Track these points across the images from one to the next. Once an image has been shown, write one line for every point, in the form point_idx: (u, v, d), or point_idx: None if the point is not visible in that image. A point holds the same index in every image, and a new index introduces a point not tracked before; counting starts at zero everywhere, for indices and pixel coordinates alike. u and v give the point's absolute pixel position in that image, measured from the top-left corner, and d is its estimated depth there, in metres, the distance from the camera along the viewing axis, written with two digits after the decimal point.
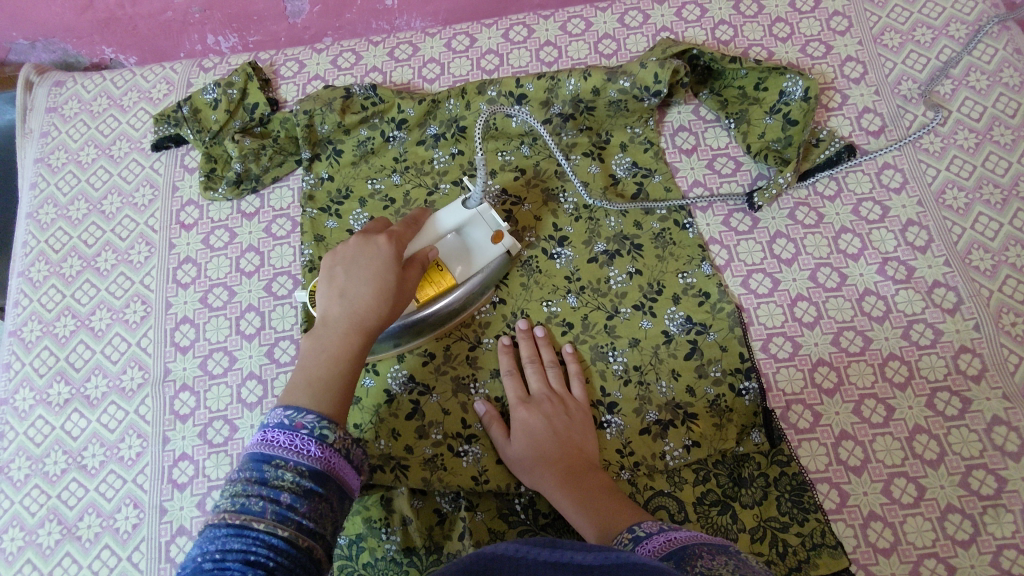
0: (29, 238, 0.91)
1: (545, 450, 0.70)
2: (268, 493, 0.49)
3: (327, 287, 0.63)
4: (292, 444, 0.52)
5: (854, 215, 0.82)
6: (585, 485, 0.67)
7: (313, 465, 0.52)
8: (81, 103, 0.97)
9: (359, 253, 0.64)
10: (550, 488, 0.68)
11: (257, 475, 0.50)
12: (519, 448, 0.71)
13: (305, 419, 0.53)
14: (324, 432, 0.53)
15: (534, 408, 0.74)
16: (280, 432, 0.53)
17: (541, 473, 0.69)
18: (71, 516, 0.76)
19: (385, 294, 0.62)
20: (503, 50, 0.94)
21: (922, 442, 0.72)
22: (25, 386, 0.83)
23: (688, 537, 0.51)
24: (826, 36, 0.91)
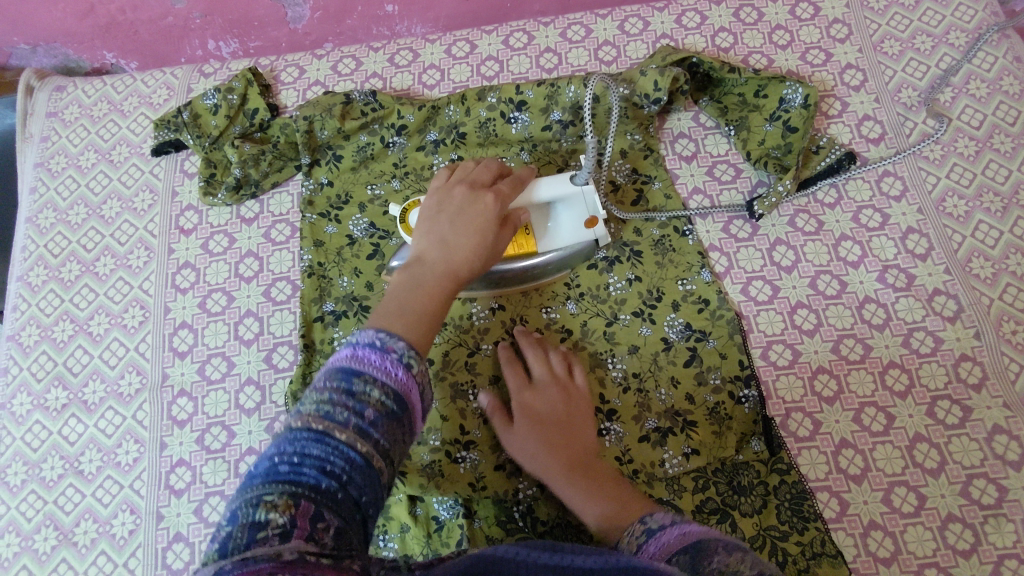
0: (29, 242, 0.91)
1: (554, 432, 0.69)
2: (353, 406, 0.46)
3: (428, 232, 0.64)
4: (382, 364, 0.48)
5: (854, 222, 0.82)
6: (588, 466, 0.66)
7: (395, 387, 0.48)
8: (81, 108, 0.97)
9: (465, 205, 0.65)
10: (552, 469, 0.67)
11: (345, 386, 0.46)
12: (524, 430, 0.70)
13: (397, 343, 0.50)
14: (410, 359, 0.50)
15: (539, 393, 0.73)
16: (370, 349, 0.49)
17: (545, 452, 0.68)
18: (68, 522, 0.76)
19: (483, 246, 0.63)
20: (504, 57, 0.94)
21: (922, 451, 0.72)
22: (22, 391, 0.82)
23: (700, 538, 0.50)
24: (826, 44, 0.91)
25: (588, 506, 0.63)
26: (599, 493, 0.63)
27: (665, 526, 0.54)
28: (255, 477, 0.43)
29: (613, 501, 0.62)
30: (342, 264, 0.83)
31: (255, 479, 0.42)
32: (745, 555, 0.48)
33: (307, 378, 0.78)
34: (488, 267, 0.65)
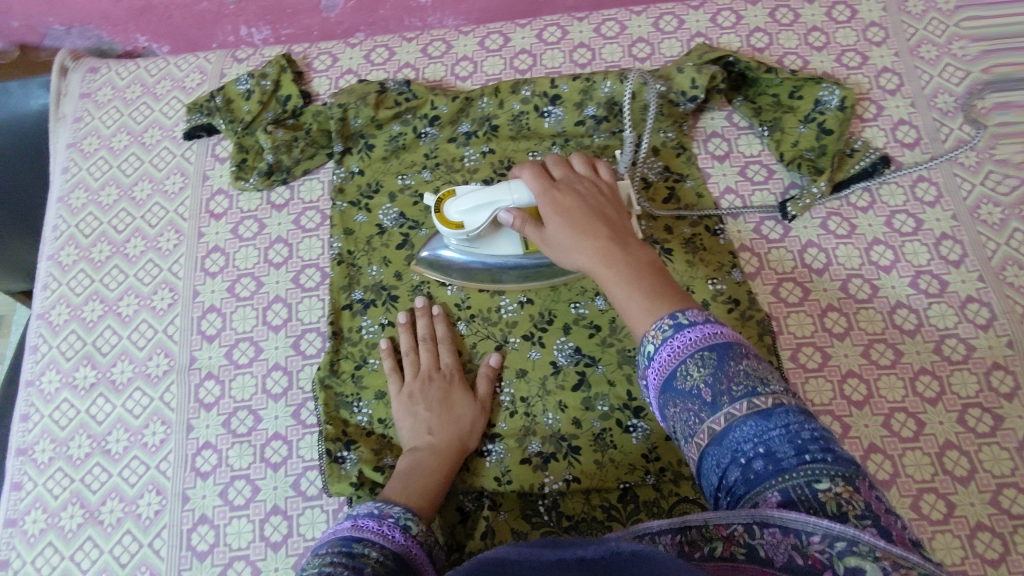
0: (60, 222, 0.91)
1: (576, 215, 0.63)
2: (352, 563, 0.49)
3: (409, 411, 0.73)
4: (380, 529, 0.56)
5: (887, 227, 0.82)
6: (625, 257, 0.58)
7: (396, 547, 0.55)
8: (114, 90, 0.98)
9: (433, 361, 0.76)
10: (586, 250, 0.60)
11: (344, 550, 0.51)
12: (553, 233, 0.63)
13: (393, 509, 0.59)
14: (407, 522, 0.58)
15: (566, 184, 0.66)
16: (370, 519, 0.57)
17: (575, 242, 0.61)
18: (94, 500, 0.76)
19: (463, 401, 0.73)
20: (537, 51, 0.94)
21: (952, 458, 0.71)
22: (52, 369, 0.83)
23: (726, 348, 0.47)
24: (863, 46, 0.91)
25: (640, 323, 0.53)
26: (639, 284, 0.55)
27: (696, 324, 0.48)
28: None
29: (655, 295, 0.53)
30: (372, 253, 0.83)
31: None
32: (773, 379, 0.45)
33: (335, 366, 0.78)
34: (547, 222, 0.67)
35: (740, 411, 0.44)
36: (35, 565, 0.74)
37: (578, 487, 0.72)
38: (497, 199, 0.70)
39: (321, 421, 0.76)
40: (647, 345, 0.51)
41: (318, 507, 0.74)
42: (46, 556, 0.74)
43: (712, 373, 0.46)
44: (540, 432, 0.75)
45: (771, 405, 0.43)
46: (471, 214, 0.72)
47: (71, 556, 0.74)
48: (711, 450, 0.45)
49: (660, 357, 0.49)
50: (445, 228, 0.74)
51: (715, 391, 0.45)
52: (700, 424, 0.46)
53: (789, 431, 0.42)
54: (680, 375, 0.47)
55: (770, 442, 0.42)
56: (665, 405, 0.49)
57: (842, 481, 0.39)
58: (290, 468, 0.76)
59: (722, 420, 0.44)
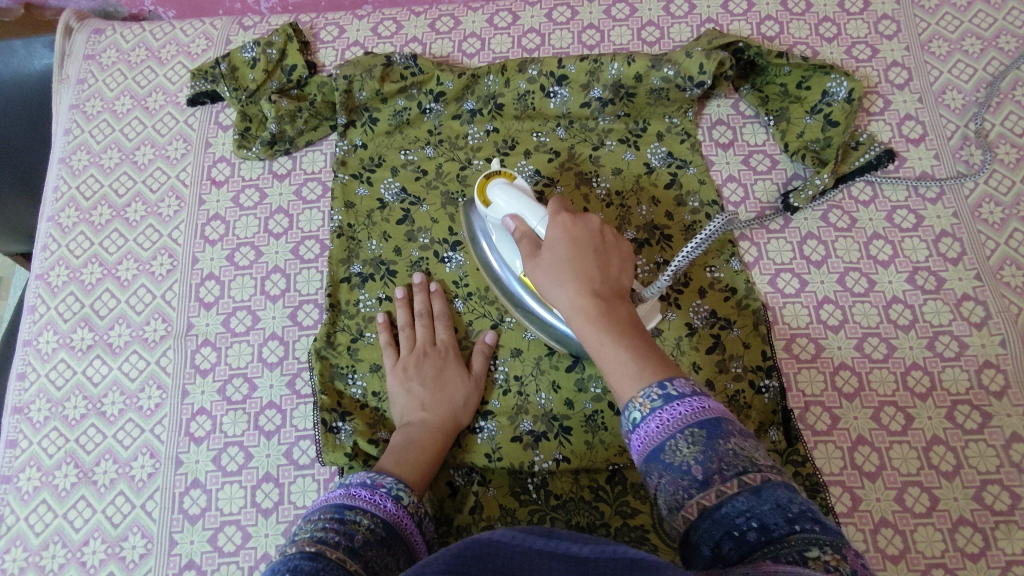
0: (61, 183, 0.91)
1: (579, 259, 0.59)
2: (344, 531, 0.51)
3: (403, 385, 0.74)
4: (373, 498, 0.57)
5: (887, 222, 0.82)
6: (619, 318, 0.56)
7: (387, 517, 0.56)
8: (119, 52, 0.97)
9: (429, 337, 0.77)
10: (580, 298, 0.57)
11: (338, 516, 0.53)
12: (549, 273, 0.60)
13: (385, 480, 0.60)
14: (399, 493, 0.60)
15: (577, 220, 0.62)
16: (362, 488, 0.58)
17: (573, 287, 0.58)
18: (88, 461, 0.77)
19: (457, 377, 0.74)
20: (546, 30, 0.93)
21: (938, 453, 0.72)
22: (49, 330, 0.83)
23: (716, 422, 0.47)
24: (873, 39, 0.90)
25: (625, 388, 0.53)
26: (629, 347, 0.54)
27: (685, 397, 0.49)
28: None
29: (644, 362, 0.53)
30: (371, 227, 0.83)
31: None
32: (763, 459, 0.45)
33: (331, 338, 0.79)
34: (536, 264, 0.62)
35: (731, 488, 0.43)
36: (29, 522, 0.75)
37: (567, 466, 0.73)
38: (529, 212, 0.65)
39: (316, 392, 0.77)
40: (632, 411, 0.51)
41: (309, 476, 0.75)
42: (39, 513, 0.75)
43: (702, 449, 0.46)
44: (532, 412, 0.75)
45: (760, 482, 0.43)
46: (504, 206, 0.67)
47: (64, 515, 0.75)
48: (701, 525, 0.44)
49: (646, 427, 0.49)
50: (481, 201, 0.70)
51: (705, 468, 0.45)
52: (688, 498, 0.45)
53: (780, 505, 0.41)
54: (666, 448, 0.47)
55: (762, 515, 0.41)
56: (650, 476, 0.49)
57: (832, 550, 0.37)
58: (283, 437, 0.77)
59: (711, 496, 0.44)
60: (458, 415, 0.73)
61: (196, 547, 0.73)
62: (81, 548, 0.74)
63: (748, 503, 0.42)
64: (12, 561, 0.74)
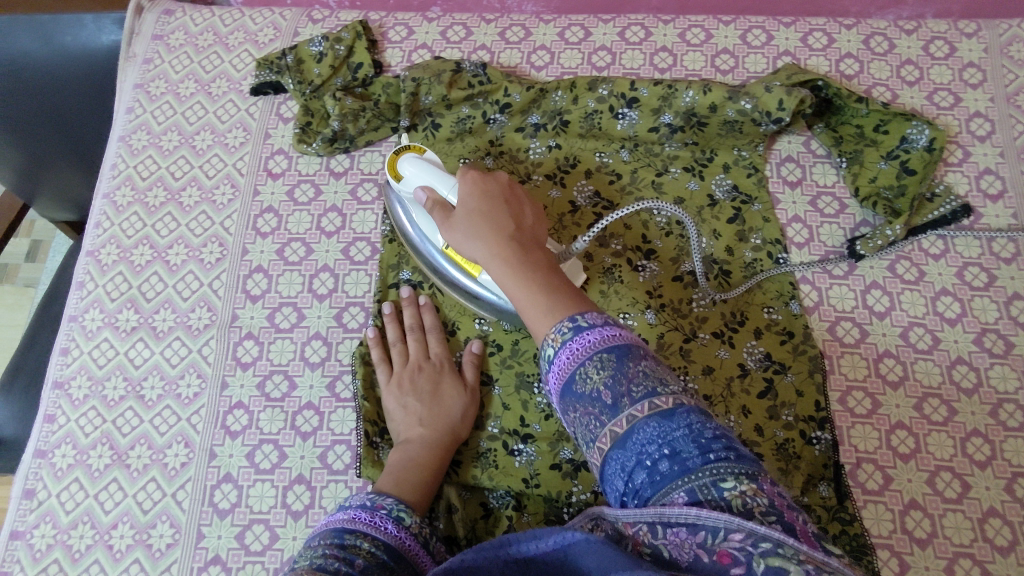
0: (119, 161, 0.91)
1: (490, 214, 0.60)
2: (343, 557, 0.49)
3: (399, 401, 0.72)
4: (373, 520, 0.56)
5: (957, 278, 0.79)
6: (531, 257, 0.57)
7: (388, 541, 0.55)
8: (187, 35, 0.98)
9: (422, 351, 0.75)
10: (493, 246, 0.58)
11: (337, 542, 0.51)
12: (465, 229, 0.61)
13: (385, 501, 0.58)
14: (401, 514, 0.58)
15: (484, 175, 0.64)
16: (361, 510, 0.57)
17: (484, 237, 0.59)
18: (123, 443, 0.77)
19: (452, 392, 0.73)
20: (617, 49, 0.92)
21: (993, 526, 0.69)
22: (95, 307, 0.83)
23: (625, 348, 0.47)
24: (957, 87, 0.87)
25: (539, 324, 0.52)
26: (544, 286, 0.54)
27: (596, 327, 0.48)
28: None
29: (556, 298, 0.52)
30: None
31: None
32: (672, 381, 0.46)
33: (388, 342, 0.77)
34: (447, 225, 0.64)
35: (642, 411, 0.44)
36: (60, 499, 0.75)
37: (605, 500, 0.71)
38: (438, 182, 0.69)
39: (357, 398, 0.76)
40: (547, 348, 0.50)
41: (342, 482, 0.74)
42: (70, 492, 0.75)
43: (612, 376, 0.46)
44: (573, 440, 0.73)
45: (672, 405, 0.44)
46: (414, 179, 0.71)
47: (96, 495, 0.75)
48: (616, 453, 0.44)
49: (559, 362, 0.49)
50: (392, 176, 0.74)
51: (615, 394, 0.45)
52: (601, 426, 0.46)
53: (691, 430, 0.42)
54: (578, 379, 0.47)
55: (674, 440, 0.42)
56: (565, 411, 0.49)
57: (747, 482, 0.39)
58: (318, 440, 0.76)
59: (624, 422, 0.44)
60: (456, 429, 0.71)
61: (223, 542, 0.72)
62: (109, 531, 0.73)
63: (659, 431, 0.43)
64: (41, 537, 0.73)
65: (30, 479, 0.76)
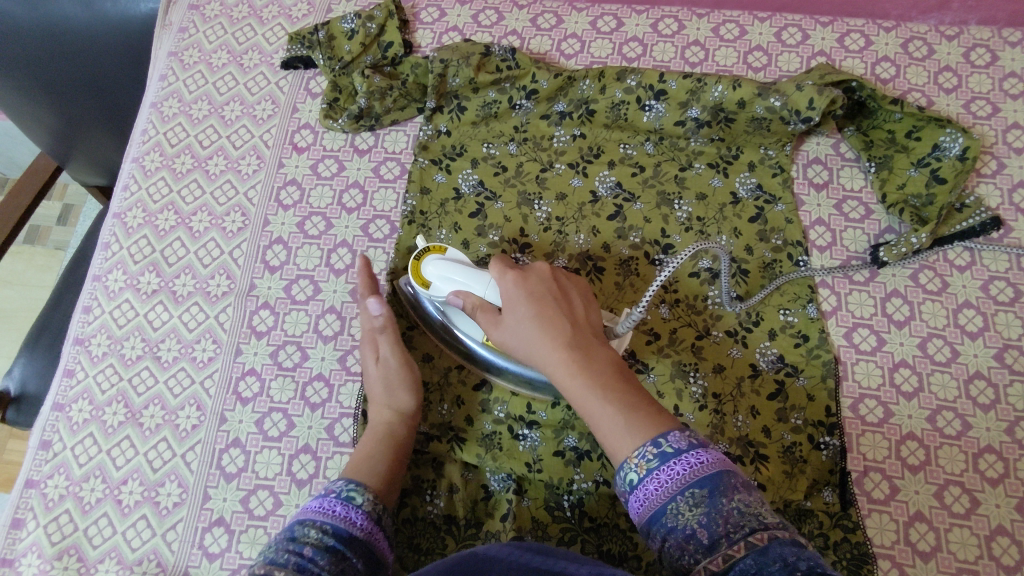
0: (149, 126, 0.93)
1: (546, 319, 0.59)
2: (293, 548, 0.52)
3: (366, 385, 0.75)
4: (323, 506, 0.59)
5: (982, 291, 0.77)
6: (598, 367, 0.56)
7: (337, 521, 0.57)
8: (223, 7, 1.00)
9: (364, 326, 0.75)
10: (556, 356, 0.57)
11: (287, 535, 0.55)
12: (523, 338, 0.60)
13: (336, 485, 0.61)
14: (352, 494, 0.61)
15: (524, 272, 0.63)
16: (315, 500, 0.60)
17: (547, 347, 0.58)
18: (137, 402, 0.78)
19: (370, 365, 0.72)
20: (649, 41, 0.91)
21: (1001, 545, 0.68)
22: (118, 268, 0.85)
23: (717, 479, 0.47)
24: (996, 96, 0.85)
25: (618, 444, 0.52)
26: (617, 398, 0.54)
27: (682, 454, 0.49)
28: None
29: (630, 412, 0.53)
30: (444, 217, 0.82)
31: None
32: (768, 513, 0.46)
33: None
34: (500, 330, 0.62)
35: (738, 550, 0.44)
36: (74, 452, 0.77)
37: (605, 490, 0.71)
38: (474, 284, 0.64)
39: None
40: (628, 471, 0.50)
41: (347, 455, 0.75)
42: (85, 446, 0.77)
43: (705, 510, 0.46)
44: (578, 428, 0.73)
45: (766, 540, 0.43)
46: (440, 283, 0.67)
47: (108, 451, 0.77)
48: None
49: (646, 489, 0.49)
50: (416, 281, 0.69)
51: (710, 532, 0.45)
52: (694, 563, 0.45)
53: (787, 563, 0.41)
54: (669, 511, 0.48)
55: (769, 574, 0.41)
56: (656, 543, 0.49)
57: None
58: (326, 412, 0.77)
59: (719, 560, 0.44)
60: (383, 399, 0.70)
61: (227, 505, 0.73)
62: (119, 486, 0.75)
63: (751, 564, 0.42)
64: (53, 487, 0.75)
65: (47, 431, 0.78)
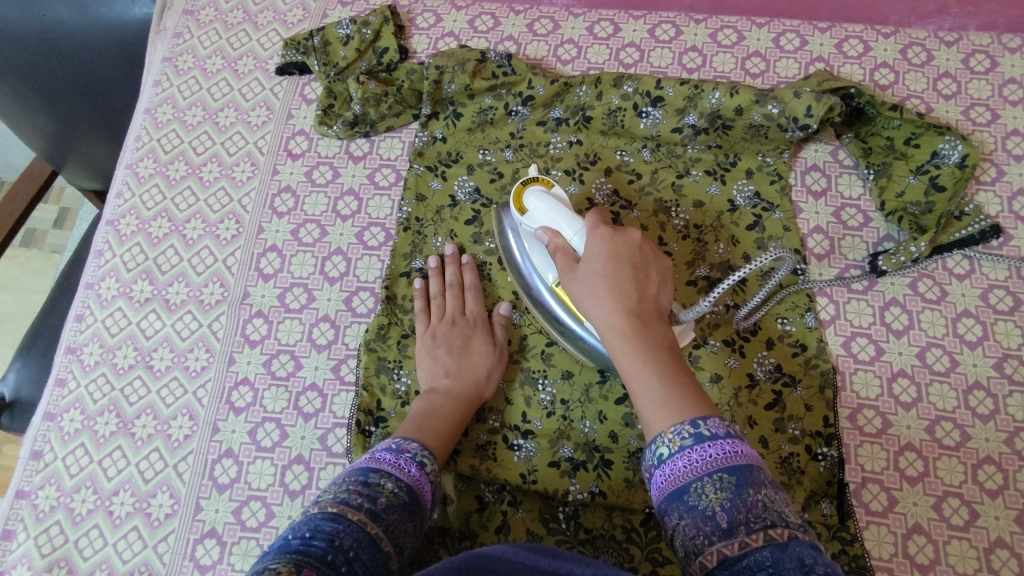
0: (143, 133, 0.92)
1: (617, 279, 0.58)
2: (367, 494, 0.52)
3: (429, 353, 0.74)
4: (397, 462, 0.58)
5: (981, 300, 0.76)
6: (652, 338, 0.55)
7: (409, 481, 0.57)
8: (218, 12, 0.99)
9: (459, 308, 0.77)
10: (615, 317, 0.56)
11: (363, 479, 0.54)
12: (588, 289, 0.59)
13: (411, 445, 0.60)
14: (424, 460, 0.60)
15: (614, 233, 0.61)
16: (387, 451, 0.59)
17: (610, 303, 0.57)
18: (129, 412, 0.78)
19: (481, 349, 0.74)
20: (646, 46, 0.90)
21: (1000, 557, 0.67)
22: (111, 277, 0.84)
23: (747, 469, 0.46)
24: (996, 103, 0.84)
25: (655, 417, 0.50)
26: (663, 371, 0.52)
27: (717, 439, 0.47)
28: (267, 553, 0.44)
29: (672, 390, 0.51)
30: (439, 224, 0.82)
31: (269, 552, 0.43)
32: (791, 514, 0.44)
33: (383, 330, 0.77)
34: (571, 279, 0.62)
35: (756, 540, 0.42)
36: (65, 463, 0.76)
37: (602, 501, 0.70)
38: (564, 224, 0.65)
39: (359, 384, 0.76)
40: (660, 446, 0.49)
41: (340, 465, 0.74)
42: (76, 456, 0.76)
43: (728, 497, 0.45)
44: (574, 438, 0.73)
45: (786, 538, 0.42)
46: (538, 214, 0.67)
47: (100, 461, 0.76)
48: (719, 572, 0.43)
49: (673, 464, 0.48)
50: (517, 208, 0.70)
51: (730, 518, 0.44)
52: (708, 544, 0.44)
53: (803, 561, 0.40)
54: (692, 490, 0.46)
55: (782, 567, 0.40)
56: (669, 516, 0.47)
57: None
58: (320, 422, 0.76)
59: (735, 547, 0.43)
60: (480, 385, 0.72)
61: (220, 516, 0.73)
62: (110, 497, 0.74)
63: (770, 557, 0.41)
64: (44, 498, 0.75)
65: (38, 441, 0.77)
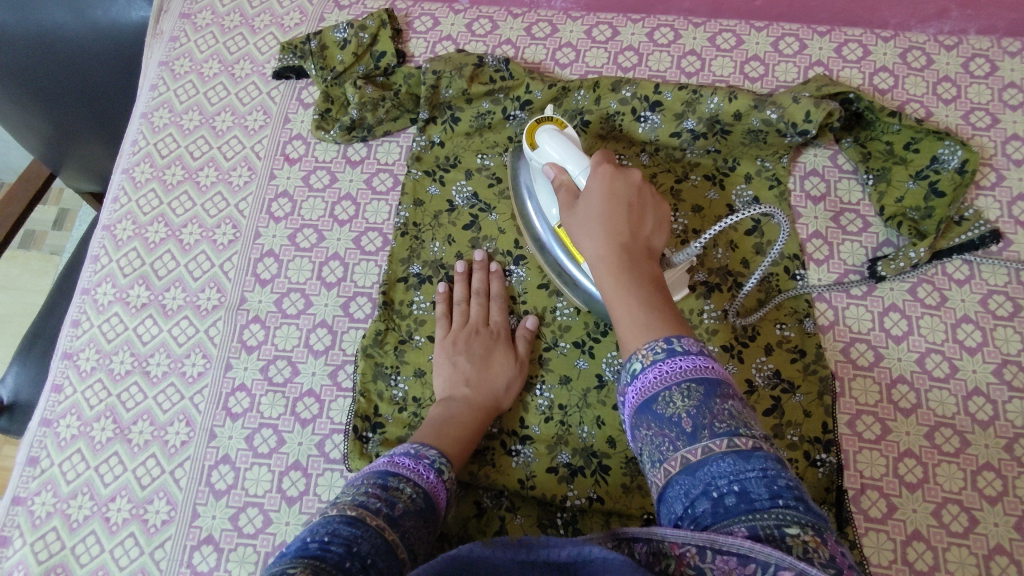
0: (140, 137, 0.92)
1: (611, 214, 0.57)
2: (386, 498, 0.52)
3: (450, 358, 0.73)
4: (415, 467, 0.58)
5: (981, 305, 0.76)
6: (638, 270, 0.54)
7: (426, 487, 0.57)
8: (214, 16, 0.98)
9: (483, 316, 0.76)
10: (604, 248, 0.55)
11: (381, 482, 0.54)
12: (582, 224, 0.58)
13: (429, 452, 0.60)
14: (441, 467, 0.60)
15: (616, 172, 0.60)
16: (406, 457, 0.59)
17: (601, 237, 0.56)
18: (126, 418, 0.78)
19: (503, 359, 0.73)
20: (644, 50, 0.90)
21: (1000, 564, 0.67)
22: (108, 282, 0.84)
23: (716, 382, 0.45)
24: (996, 108, 0.84)
25: (631, 339, 0.50)
26: (644, 299, 0.52)
27: (690, 354, 0.46)
28: (284, 555, 0.43)
29: (651, 316, 0.50)
30: (437, 229, 0.82)
31: (286, 555, 0.43)
32: (755, 425, 0.44)
33: (380, 336, 0.77)
34: (569, 213, 0.61)
35: (719, 446, 0.42)
36: (61, 468, 0.76)
37: (600, 507, 0.70)
38: (571, 161, 0.64)
39: (356, 390, 0.75)
40: (634, 362, 0.48)
41: (338, 472, 0.74)
42: (72, 462, 0.76)
43: (696, 405, 0.44)
44: (572, 444, 0.72)
45: (749, 448, 0.42)
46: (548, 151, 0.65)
47: (96, 468, 0.76)
48: (681, 479, 0.43)
49: (644, 378, 0.47)
50: (527, 143, 0.69)
51: (696, 424, 0.43)
52: (673, 450, 0.44)
53: (766, 475, 0.40)
54: (660, 399, 0.46)
55: (745, 481, 0.40)
56: (638, 426, 0.47)
57: (811, 531, 0.37)
58: (317, 427, 0.76)
59: (698, 453, 0.43)
60: (498, 397, 0.72)
61: (217, 523, 0.72)
62: (107, 504, 0.74)
63: (732, 468, 0.41)
64: (41, 504, 0.74)
65: (34, 447, 0.77)
